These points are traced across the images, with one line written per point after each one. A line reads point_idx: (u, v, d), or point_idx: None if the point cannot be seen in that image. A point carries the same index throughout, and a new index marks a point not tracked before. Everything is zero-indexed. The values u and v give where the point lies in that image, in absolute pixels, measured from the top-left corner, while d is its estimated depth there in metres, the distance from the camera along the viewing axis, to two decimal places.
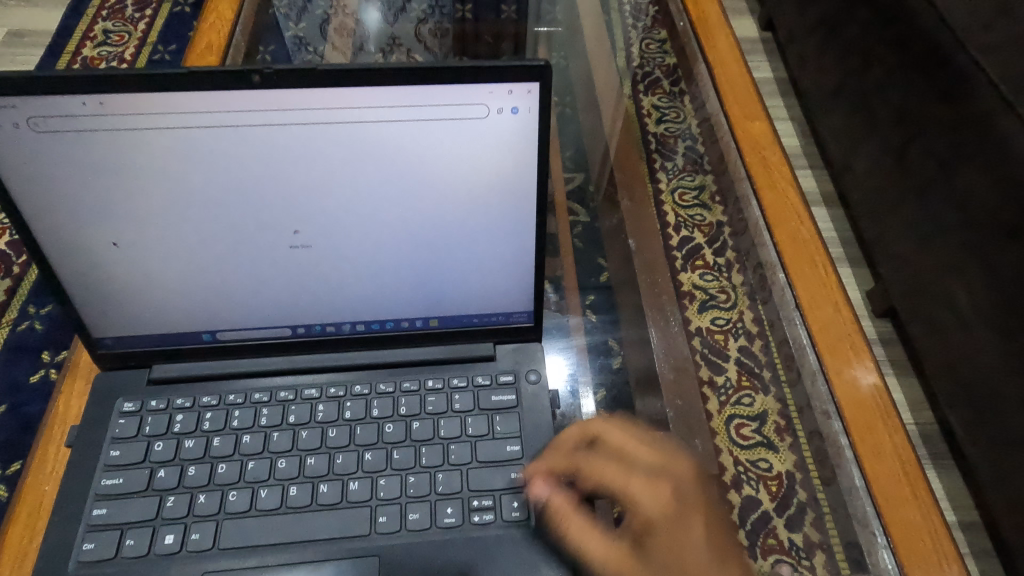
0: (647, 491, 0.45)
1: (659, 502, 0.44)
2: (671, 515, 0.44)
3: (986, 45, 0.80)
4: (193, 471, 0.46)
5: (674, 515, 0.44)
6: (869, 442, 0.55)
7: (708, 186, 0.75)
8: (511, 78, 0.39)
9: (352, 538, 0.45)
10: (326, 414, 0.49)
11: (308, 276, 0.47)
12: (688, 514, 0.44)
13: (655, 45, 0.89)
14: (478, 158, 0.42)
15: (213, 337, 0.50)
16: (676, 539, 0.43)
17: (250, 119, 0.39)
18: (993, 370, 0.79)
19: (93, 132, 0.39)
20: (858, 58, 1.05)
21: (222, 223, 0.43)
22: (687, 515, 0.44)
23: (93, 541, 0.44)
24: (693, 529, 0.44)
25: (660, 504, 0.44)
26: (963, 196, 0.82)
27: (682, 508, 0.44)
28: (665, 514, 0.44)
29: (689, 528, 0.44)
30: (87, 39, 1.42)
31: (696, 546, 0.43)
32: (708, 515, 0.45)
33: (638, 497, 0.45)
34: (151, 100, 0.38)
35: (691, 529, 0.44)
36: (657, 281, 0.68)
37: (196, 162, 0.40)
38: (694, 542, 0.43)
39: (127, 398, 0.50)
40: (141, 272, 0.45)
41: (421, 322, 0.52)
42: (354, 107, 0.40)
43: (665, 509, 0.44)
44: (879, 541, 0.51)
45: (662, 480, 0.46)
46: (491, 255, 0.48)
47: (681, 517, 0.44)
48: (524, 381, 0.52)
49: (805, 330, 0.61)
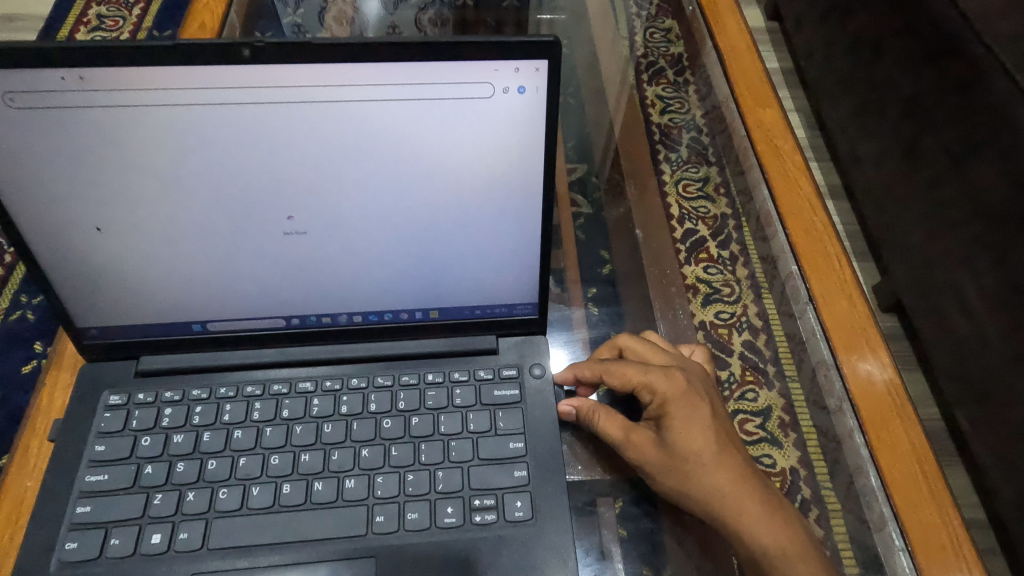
0: (662, 377, 0.50)
1: (673, 386, 0.50)
2: (683, 395, 0.49)
3: (1003, 32, 0.78)
4: (181, 467, 0.45)
5: (686, 396, 0.49)
6: (886, 439, 0.54)
7: (712, 177, 0.73)
8: (516, 54, 0.37)
9: (348, 538, 0.43)
10: (321, 408, 0.47)
11: (301, 264, 0.45)
12: (696, 396, 0.50)
13: (658, 35, 0.86)
14: (480, 141, 0.40)
15: (203, 328, 0.48)
16: (686, 408, 0.48)
17: (238, 96, 0.37)
18: (1004, 365, 0.77)
19: (71, 108, 0.36)
20: (868, 47, 1.02)
21: (210, 208, 0.41)
22: (695, 394, 0.50)
23: (76, 541, 0.42)
24: (702, 408, 0.49)
25: (676, 389, 0.49)
26: (975, 186, 0.80)
27: (693, 393, 0.50)
28: (678, 395, 0.49)
29: (698, 405, 0.49)
30: (81, 24, 1.39)
31: (701, 416, 0.48)
32: (711, 399, 0.51)
33: (655, 382, 0.50)
34: (133, 75, 0.36)
35: (699, 407, 0.49)
36: (665, 272, 0.66)
37: (181, 142, 0.38)
38: (701, 413, 0.49)
39: (113, 391, 0.48)
40: (126, 259, 0.43)
41: (421, 314, 0.50)
42: (349, 85, 0.37)
43: (676, 389, 0.49)
44: (896, 544, 0.49)
45: (676, 372, 0.51)
46: (492, 243, 0.45)
47: (691, 397, 0.49)
48: (528, 375, 0.50)
49: (817, 322, 0.59)
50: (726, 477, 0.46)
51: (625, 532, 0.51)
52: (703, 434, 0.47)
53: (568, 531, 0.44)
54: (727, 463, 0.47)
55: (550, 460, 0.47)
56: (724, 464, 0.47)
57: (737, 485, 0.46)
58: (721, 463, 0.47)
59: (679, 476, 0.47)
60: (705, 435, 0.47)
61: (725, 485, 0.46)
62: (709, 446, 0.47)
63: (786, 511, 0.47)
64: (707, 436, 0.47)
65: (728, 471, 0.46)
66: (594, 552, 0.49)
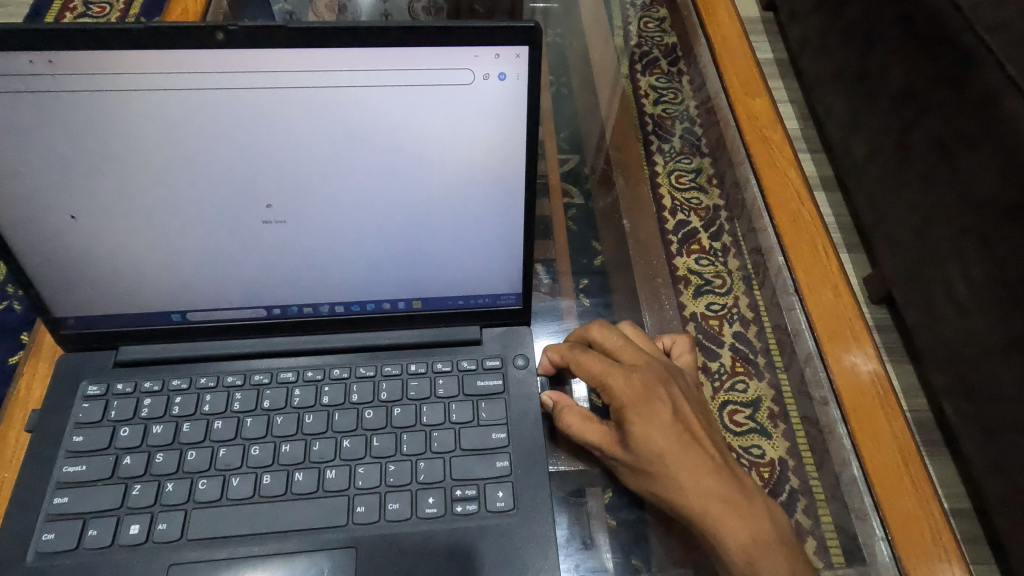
0: (619, 380, 0.49)
1: (630, 389, 0.49)
2: (639, 398, 0.49)
3: (995, 22, 0.77)
4: (160, 458, 0.44)
5: (643, 398, 0.49)
6: (868, 430, 0.54)
7: (705, 169, 0.72)
8: (497, 40, 0.36)
9: (329, 528, 0.43)
10: (302, 399, 0.47)
11: (282, 253, 0.44)
12: (655, 398, 0.49)
13: (653, 24, 0.85)
14: (463, 130, 0.40)
15: (183, 317, 0.48)
16: (642, 412, 0.48)
17: (211, 82, 0.36)
18: (992, 357, 0.77)
19: (40, 93, 0.36)
20: (861, 37, 1.01)
21: (187, 197, 0.41)
22: (654, 396, 0.49)
23: (53, 532, 0.42)
24: (661, 410, 0.48)
25: (631, 393, 0.49)
26: (966, 178, 0.80)
27: (651, 395, 0.49)
28: (635, 398, 0.49)
29: (656, 408, 0.48)
30: (66, 9, 1.36)
31: (660, 419, 0.48)
32: (673, 398, 0.50)
33: (612, 387, 0.49)
34: (102, 59, 0.35)
35: (657, 409, 0.48)
36: (652, 262, 0.66)
37: (155, 130, 0.37)
38: (659, 416, 0.48)
39: (91, 380, 0.48)
40: (102, 248, 0.42)
41: (404, 303, 0.49)
42: (326, 70, 0.37)
43: (633, 393, 0.49)
44: (876, 534, 0.50)
45: (633, 374, 0.50)
46: (475, 233, 0.45)
47: (649, 400, 0.49)
48: (512, 366, 0.50)
49: (804, 314, 0.60)
50: (689, 479, 0.46)
51: (613, 522, 0.50)
52: (662, 436, 0.47)
53: (549, 520, 0.44)
54: (689, 465, 0.47)
55: (533, 450, 0.47)
56: (686, 467, 0.46)
57: (703, 486, 0.46)
58: (683, 465, 0.46)
59: (645, 477, 0.47)
60: (663, 439, 0.47)
61: (688, 487, 0.46)
62: (669, 449, 0.47)
63: (762, 509, 0.46)
64: (667, 438, 0.47)
65: (690, 472, 0.46)
66: (579, 541, 0.49)
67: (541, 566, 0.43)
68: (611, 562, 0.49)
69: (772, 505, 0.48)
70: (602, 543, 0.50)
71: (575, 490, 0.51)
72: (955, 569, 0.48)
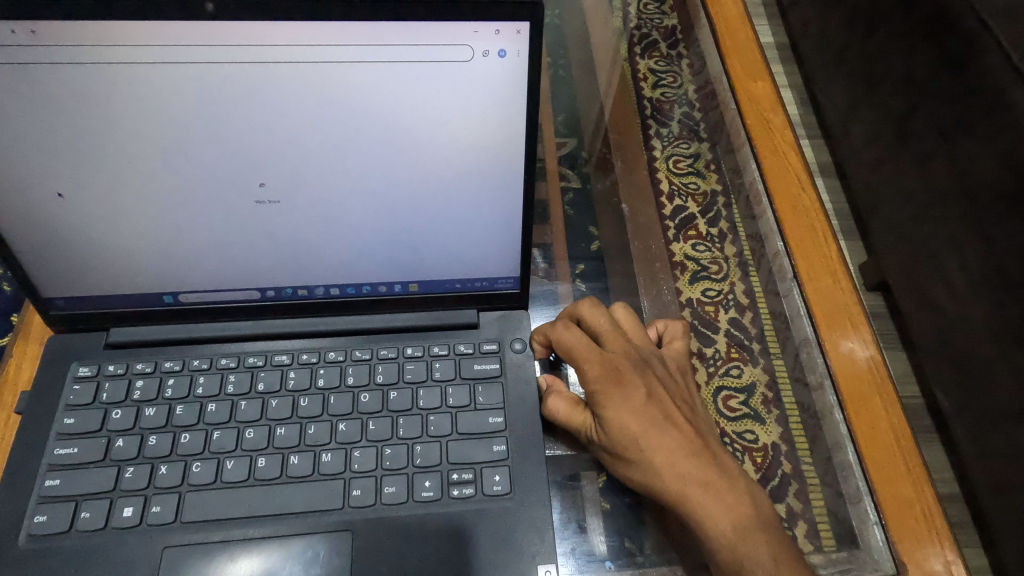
0: (590, 363, 0.49)
1: (602, 373, 0.49)
2: (612, 382, 0.48)
3: (998, 7, 0.76)
4: (154, 440, 0.44)
5: (615, 381, 0.48)
6: (864, 415, 0.54)
7: (703, 154, 0.71)
8: (497, 15, 0.35)
9: (326, 511, 0.43)
10: (297, 381, 0.47)
11: (275, 234, 0.44)
12: (628, 382, 0.49)
13: (653, 6, 0.83)
14: (459, 111, 0.39)
15: (175, 299, 0.47)
16: (615, 396, 0.48)
17: (201, 55, 0.35)
18: (987, 345, 0.77)
19: (23, 64, 0.34)
20: (864, 21, 1.00)
21: (177, 176, 0.40)
22: (626, 378, 0.49)
23: (45, 514, 0.42)
24: (633, 393, 0.48)
25: (603, 378, 0.48)
26: (964, 164, 0.79)
27: (624, 378, 0.49)
28: (607, 382, 0.48)
29: (628, 391, 0.48)
30: None
31: (632, 403, 0.48)
32: (647, 381, 0.49)
33: (584, 371, 0.49)
34: (86, 29, 0.34)
35: (630, 392, 0.48)
36: (651, 247, 0.65)
37: (145, 105, 0.36)
38: (632, 399, 0.48)
39: (82, 362, 0.47)
40: (89, 226, 0.41)
41: (400, 287, 0.49)
42: (316, 44, 0.35)
43: (605, 377, 0.48)
44: (870, 518, 0.50)
45: (604, 358, 0.49)
46: (471, 215, 0.44)
47: (622, 383, 0.48)
48: (509, 350, 0.50)
49: (801, 299, 0.60)
50: (665, 463, 0.46)
51: (608, 506, 0.50)
52: (635, 421, 0.47)
53: (546, 504, 0.44)
54: (665, 449, 0.47)
55: (527, 434, 0.46)
56: (661, 450, 0.47)
57: (680, 471, 0.46)
58: (658, 449, 0.47)
59: (622, 460, 0.48)
60: (636, 422, 0.47)
61: (663, 472, 0.46)
62: (643, 432, 0.47)
63: (747, 493, 0.47)
64: (641, 422, 0.47)
65: (665, 456, 0.47)
66: (574, 525, 0.49)
67: (537, 549, 0.43)
68: (604, 544, 0.49)
69: (757, 489, 0.48)
70: (596, 527, 0.50)
71: (570, 474, 0.51)
72: (948, 553, 0.49)
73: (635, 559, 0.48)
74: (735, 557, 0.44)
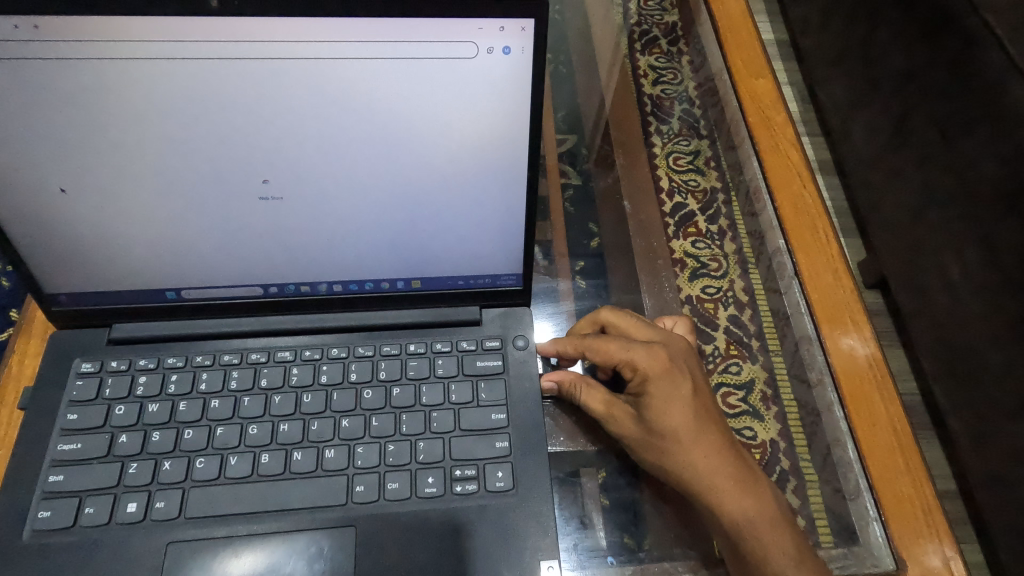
0: (642, 354, 0.50)
1: (655, 363, 0.50)
2: (664, 371, 0.49)
3: (999, 5, 0.76)
4: (157, 436, 0.44)
5: (668, 372, 0.49)
6: (864, 411, 0.54)
7: (703, 151, 0.71)
8: (501, 12, 0.35)
9: (329, 507, 0.43)
10: (300, 377, 0.47)
11: (278, 230, 0.44)
12: (678, 373, 0.49)
13: (653, 2, 0.83)
14: (462, 108, 0.39)
15: (177, 295, 0.47)
16: (665, 385, 0.49)
17: (204, 51, 0.35)
18: (985, 343, 0.77)
19: (25, 59, 0.34)
20: (864, 18, 1.00)
21: (181, 172, 0.39)
22: (676, 369, 0.50)
23: (48, 509, 0.42)
24: (682, 385, 0.49)
25: (657, 366, 0.49)
26: (964, 162, 0.79)
27: (674, 369, 0.50)
28: (658, 371, 0.49)
29: (678, 382, 0.49)
30: None
31: (682, 393, 0.49)
32: (694, 375, 0.50)
33: (636, 359, 0.50)
34: (89, 25, 0.33)
35: (680, 383, 0.49)
36: (652, 244, 0.65)
37: (149, 101, 0.36)
38: (680, 391, 0.49)
39: (84, 358, 0.47)
40: (91, 222, 0.41)
41: (402, 283, 0.49)
42: (319, 41, 0.35)
43: (657, 366, 0.49)
44: (870, 514, 0.50)
45: (658, 348, 0.50)
46: (474, 213, 0.44)
47: (672, 374, 0.49)
48: (511, 347, 0.50)
49: (802, 296, 0.61)
50: (703, 453, 0.47)
51: (607, 501, 0.51)
52: (682, 411, 0.48)
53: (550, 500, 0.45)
54: (706, 440, 0.47)
55: (529, 431, 0.47)
56: (701, 440, 0.47)
57: (716, 462, 0.47)
58: (699, 438, 0.47)
59: (658, 450, 0.48)
60: (683, 412, 0.48)
61: (701, 461, 0.47)
62: (687, 424, 0.48)
63: (770, 491, 0.48)
64: (686, 414, 0.48)
65: (706, 447, 0.47)
66: (575, 521, 0.50)
67: (541, 545, 0.43)
68: (604, 540, 0.49)
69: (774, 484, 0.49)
70: (597, 523, 0.50)
71: (572, 471, 0.52)
72: (947, 549, 0.49)
73: (636, 555, 0.48)
74: (753, 546, 0.45)
